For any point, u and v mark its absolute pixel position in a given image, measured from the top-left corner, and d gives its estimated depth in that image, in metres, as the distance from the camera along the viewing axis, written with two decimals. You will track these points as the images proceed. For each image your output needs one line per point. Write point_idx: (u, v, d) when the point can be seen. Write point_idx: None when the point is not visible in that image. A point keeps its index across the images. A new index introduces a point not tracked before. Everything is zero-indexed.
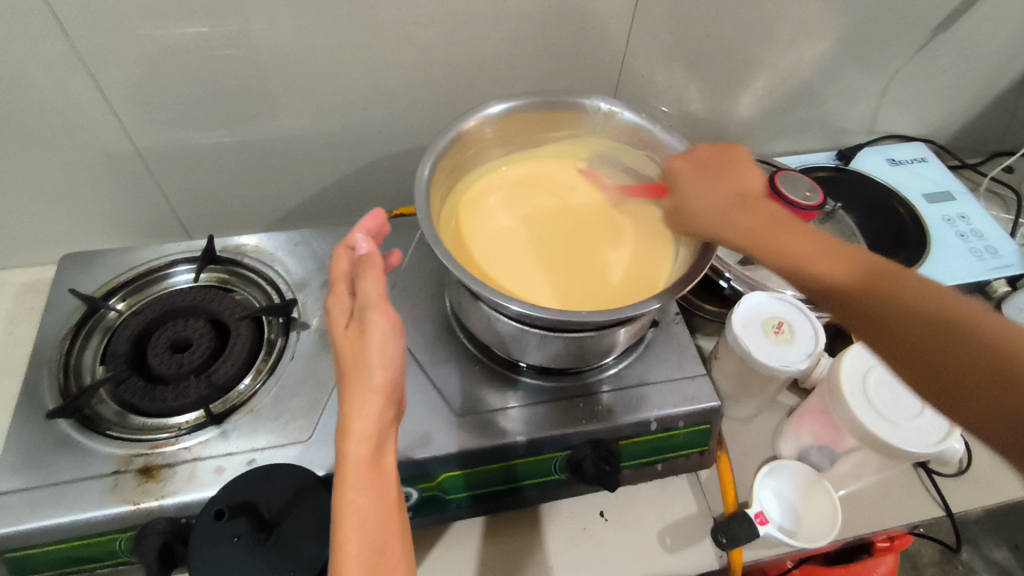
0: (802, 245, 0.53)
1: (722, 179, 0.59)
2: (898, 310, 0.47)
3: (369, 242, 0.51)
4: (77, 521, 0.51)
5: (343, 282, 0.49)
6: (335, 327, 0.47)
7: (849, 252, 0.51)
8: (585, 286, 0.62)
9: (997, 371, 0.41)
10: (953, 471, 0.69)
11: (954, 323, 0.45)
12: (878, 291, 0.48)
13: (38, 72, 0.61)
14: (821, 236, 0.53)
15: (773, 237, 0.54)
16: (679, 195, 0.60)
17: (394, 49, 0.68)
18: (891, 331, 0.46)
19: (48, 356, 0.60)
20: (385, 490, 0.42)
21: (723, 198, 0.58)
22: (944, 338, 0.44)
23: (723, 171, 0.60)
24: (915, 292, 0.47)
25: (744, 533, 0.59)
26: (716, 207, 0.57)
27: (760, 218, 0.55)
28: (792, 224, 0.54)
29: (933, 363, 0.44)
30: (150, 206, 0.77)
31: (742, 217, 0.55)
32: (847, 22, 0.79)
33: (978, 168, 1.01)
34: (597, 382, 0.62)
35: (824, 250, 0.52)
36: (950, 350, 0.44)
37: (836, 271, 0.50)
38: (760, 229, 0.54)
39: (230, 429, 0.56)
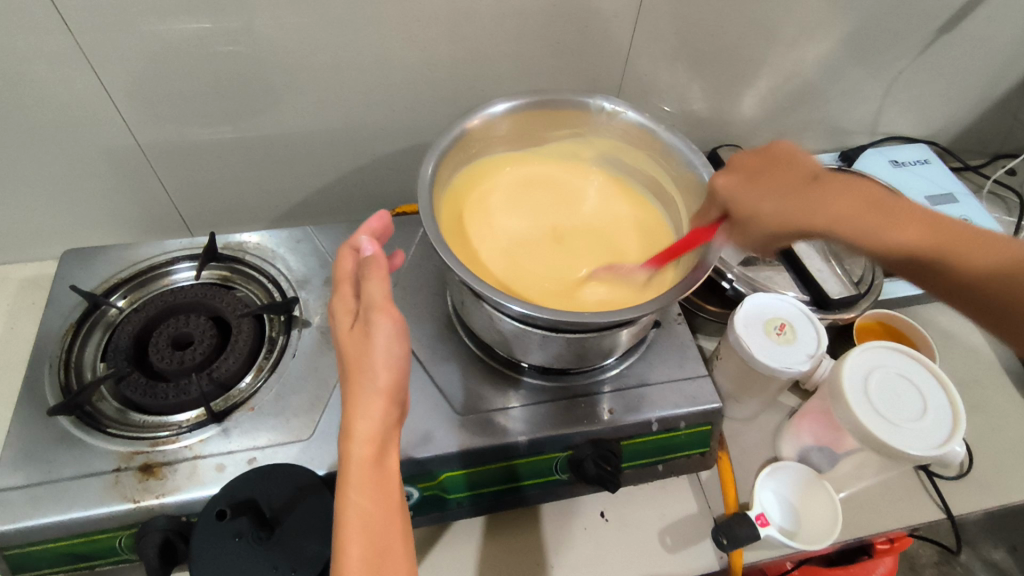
0: (877, 216, 0.52)
1: (780, 170, 0.55)
2: (993, 275, 0.50)
3: (373, 242, 0.50)
4: (77, 518, 0.51)
5: (348, 281, 0.49)
6: (339, 327, 0.47)
7: (894, 209, 0.53)
8: (587, 289, 0.62)
9: (1001, 284, 0.49)
10: (954, 473, 0.69)
11: (1004, 278, 0.49)
12: (936, 255, 0.51)
13: (41, 67, 0.61)
14: (904, 215, 0.53)
15: (877, 220, 0.52)
16: (743, 195, 0.54)
17: (398, 47, 0.67)
18: (990, 294, 0.50)
19: (48, 353, 0.60)
20: (388, 492, 0.42)
21: (783, 189, 0.54)
22: (943, 269, 0.51)
23: (769, 166, 0.56)
24: (980, 257, 0.50)
25: (746, 533, 0.59)
26: (801, 198, 0.53)
27: (830, 205, 0.53)
28: (866, 194, 0.53)
29: (965, 296, 0.52)
30: (151, 202, 0.77)
31: (833, 201, 0.53)
32: (852, 22, 0.79)
33: (980, 170, 1.01)
34: (598, 382, 0.62)
35: (918, 226, 0.52)
36: (1009, 306, 0.49)
37: (849, 209, 0.52)
38: (836, 208, 0.52)
39: (231, 426, 0.56)
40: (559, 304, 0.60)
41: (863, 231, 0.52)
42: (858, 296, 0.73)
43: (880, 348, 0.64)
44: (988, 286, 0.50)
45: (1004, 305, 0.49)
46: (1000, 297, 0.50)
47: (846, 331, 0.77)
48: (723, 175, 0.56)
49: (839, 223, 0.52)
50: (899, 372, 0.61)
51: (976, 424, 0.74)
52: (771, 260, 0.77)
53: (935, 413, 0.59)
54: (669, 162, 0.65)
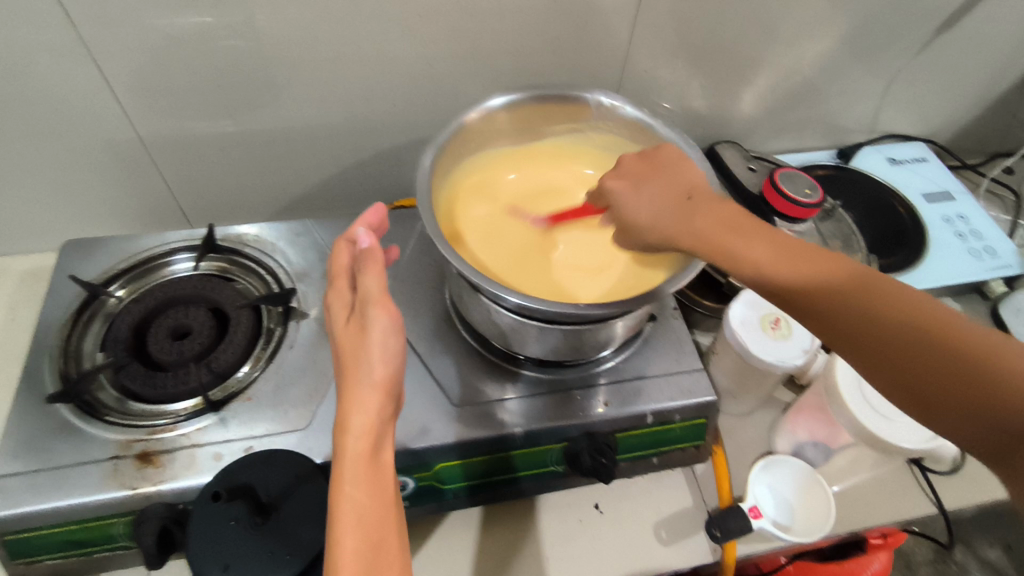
0: (753, 239, 0.48)
1: (669, 174, 0.54)
2: (905, 335, 0.41)
3: (370, 236, 0.51)
4: (76, 505, 0.51)
5: (344, 275, 0.49)
6: (336, 321, 0.47)
7: (808, 251, 0.47)
8: (584, 281, 0.62)
9: (998, 378, 0.38)
10: (948, 469, 0.70)
11: (967, 354, 0.39)
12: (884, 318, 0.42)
13: (42, 59, 0.61)
14: (767, 236, 0.48)
15: (788, 264, 0.46)
16: (632, 203, 0.54)
17: (397, 41, 0.68)
18: (903, 359, 0.41)
19: (48, 342, 0.61)
20: (383, 485, 0.43)
21: (665, 205, 0.53)
22: (931, 342, 0.41)
23: (659, 172, 0.55)
24: (950, 339, 0.40)
25: (739, 526, 0.59)
26: (672, 212, 0.52)
27: (690, 222, 0.51)
28: (731, 215, 0.50)
29: (889, 363, 0.42)
30: (151, 194, 0.77)
31: (702, 220, 0.50)
32: (851, 20, 0.79)
33: (978, 169, 1.02)
34: (594, 375, 0.62)
35: (811, 273, 0.46)
36: (945, 377, 0.40)
37: (751, 245, 0.48)
38: (705, 228, 0.50)
39: (229, 416, 0.57)
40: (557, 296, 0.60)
41: (750, 254, 0.48)
42: None
43: None
44: (963, 361, 0.39)
45: (992, 383, 0.38)
46: (979, 368, 0.39)
47: None
48: (615, 178, 0.57)
49: (712, 236, 0.49)
50: None
51: None
52: None
53: None
54: None
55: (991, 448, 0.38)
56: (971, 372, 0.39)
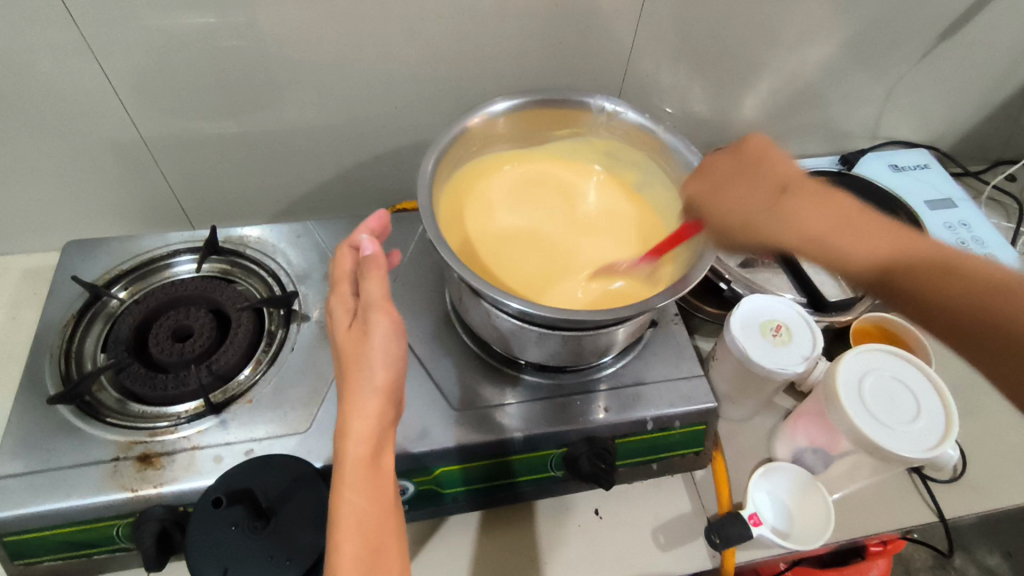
0: (812, 219, 0.55)
1: (723, 177, 0.58)
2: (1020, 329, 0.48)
3: (374, 243, 0.50)
4: (76, 506, 0.51)
5: (346, 280, 0.49)
6: (337, 325, 0.47)
7: (873, 229, 0.55)
8: (582, 287, 0.62)
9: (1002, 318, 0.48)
10: (947, 477, 0.70)
11: (1007, 315, 0.48)
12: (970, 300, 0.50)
13: (45, 59, 0.61)
14: (887, 229, 0.55)
15: (853, 237, 0.54)
16: (724, 195, 0.57)
17: (399, 43, 0.68)
18: (985, 321, 0.49)
19: (50, 342, 0.61)
20: (381, 492, 0.43)
21: (750, 193, 0.56)
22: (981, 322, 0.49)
23: (746, 167, 0.57)
24: (1013, 308, 0.48)
25: (738, 533, 0.59)
26: (772, 212, 0.55)
27: (806, 211, 0.55)
28: (836, 203, 0.55)
29: (989, 329, 0.49)
30: (153, 194, 0.77)
31: (802, 221, 0.55)
32: (853, 25, 0.80)
33: (980, 176, 1.02)
34: (594, 380, 0.63)
35: (901, 243, 0.54)
36: (1007, 353, 0.48)
37: (811, 219, 0.55)
38: (794, 211, 0.55)
39: (229, 418, 0.57)
40: (555, 303, 0.60)
41: (839, 242, 0.54)
42: (854, 299, 0.73)
43: (875, 351, 0.64)
44: (1002, 319, 0.49)
45: (1005, 330, 0.48)
46: (1000, 333, 0.49)
47: (843, 334, 0.78)
48: (692, 182, 0.59)
49: (762, 223, 0.55)
50: (893, 375, 0.62)
51: (972, 429, 0.74)
52: (769, 262, 0.77)
53: (926, 415, 0.59)
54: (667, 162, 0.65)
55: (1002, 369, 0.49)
56: (1021, 335, 0.48)
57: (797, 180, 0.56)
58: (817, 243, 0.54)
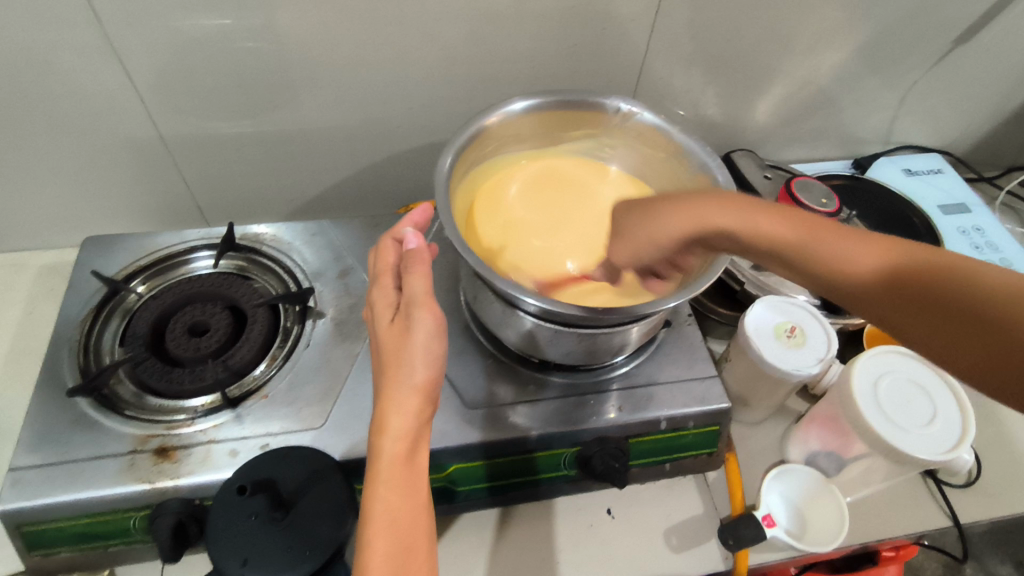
0: (731, 215, 0.50)
1: (650, 204, 0.56)
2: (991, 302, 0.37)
3: (417, 237, 0.51)
4: (93, 498, 0.52)
5: (390, 274, 0.50)
6: (379, 320, 0.48)
7: (811, 223, 0.47)
8: (601, 283, 0.63)
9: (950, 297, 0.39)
10: (962, 482, 0.69)
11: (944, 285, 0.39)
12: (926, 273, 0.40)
13: (68, 57, 0.62)
14: (844, 232, 0.45)
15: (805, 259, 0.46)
16: (631, 226, 0.57)
17: (417, 45, 0.68)
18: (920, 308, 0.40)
19: (68, 336, 0.61)
20: (416, 489, 0.44)
21: (667, 202, 0.54)
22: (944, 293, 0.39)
23: (654, 197, 0.57)
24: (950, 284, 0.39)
25: (751, 534, 0.59)
26: (717, 199, 0.51)
27: (713, 209, 0.51)
28: (793, 220, 0.48)
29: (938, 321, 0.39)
30: (171, 192, 0.78)
31: (724, 212, 0.50)
32: (868, 31, 0.80)
33: (994, 183, 1.01)
34: (607, 380, 0.63)
35: (798, 235, 0.47)
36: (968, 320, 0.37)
37: (768, 212, 0.49)
38: (706, 209, 0.51)
39: (245, 413, 0.57)
40: (574, 300, 0.61)
41: (795, 245, 0.47)
42: None
43: (892, 352, 0.64)
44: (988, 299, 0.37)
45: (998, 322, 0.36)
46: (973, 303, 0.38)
47: (855, 337, 0.77)
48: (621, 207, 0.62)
49: (695, 222, 0.51)
50: (909, 378, 0.61)
51: (987, 435, 0.74)
52: None
53: (943, 417, 0.59)
54: (683, 163, 0.65)
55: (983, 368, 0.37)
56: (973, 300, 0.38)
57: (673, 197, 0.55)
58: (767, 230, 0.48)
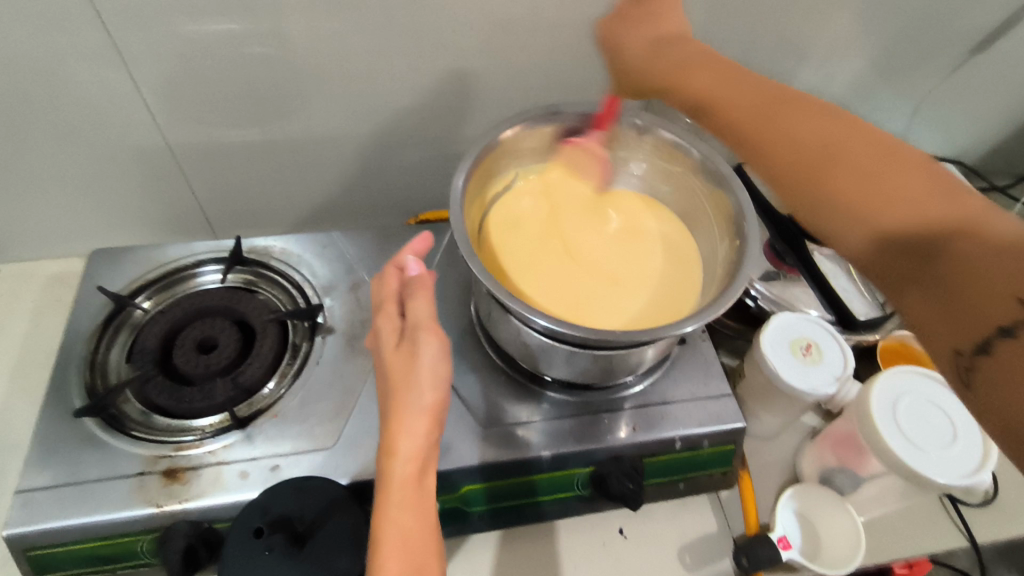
0: (729, 95, 0.48)
1: (699, 74, 0.51)
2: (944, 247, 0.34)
3: (419, 263, 0.52)
4: (102, 520, 0.51)
5: (393, 301, 0.50)
6: (384, 346, 0.47)
7: (780, 118, 0.45)
8: (621, 306, 0.62)
9: (951, 251, 0.34)
10: (978, 500, 0.69)
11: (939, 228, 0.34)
12: (921, 233, 0.35)
13: (75, 66, 0.61)
14: (821, 110, 0.44)
15: (757, 118, 0.45)
16: (630, 59, 0.57)
17: (428, 54, 0.67)
18: (958, 271, 0.33)
19: (75, 352, 0.60)
20: (426, 511, 0.43)
21: (696, 91, 0.51)
22: (933, 245, 0.34)
23: (650, 37, 0.56)
24: (895, 221, 0.36)
25: (767, 555, 0.58)
26: (706, 84, 0.50)
27: (699, 75, 0.51)
28: (727, 74, 0.50)
29: (894, 278, 0.36)
30: (177, 202, 0.77)
31: (700, 84, 0.51)
32: (884, 40, 0.78)
33: (1007, 192, 1.00)
34: (622, 398, 0.62)
35: (760, 112, 0.46)
36: (933, 287, 0.34)
37: (711, 84, 0.50)
38: (715, 88, 0.49)
39: (255, 432, 0.56)
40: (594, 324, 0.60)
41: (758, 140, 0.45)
42: (883, 317, 0.73)
43: (908, 371, 0.63)
44: (974, 252, 0.33)
45: (961, 270, 0.33)
46: (952, 245, 0.34)
47: (869, 352, 0.76)
48: (633, 56, 0.57)
49: (736, 118, 0.47)
50: (927, 398, 0.61)
51: None
52: (795, 277, 0.76)
53: (962, 439, 0.58)
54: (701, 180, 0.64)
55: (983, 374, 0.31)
56: (947, 253, 0.33)
57: (701, 91, 0.50)
58: (743, 131, 0.46)
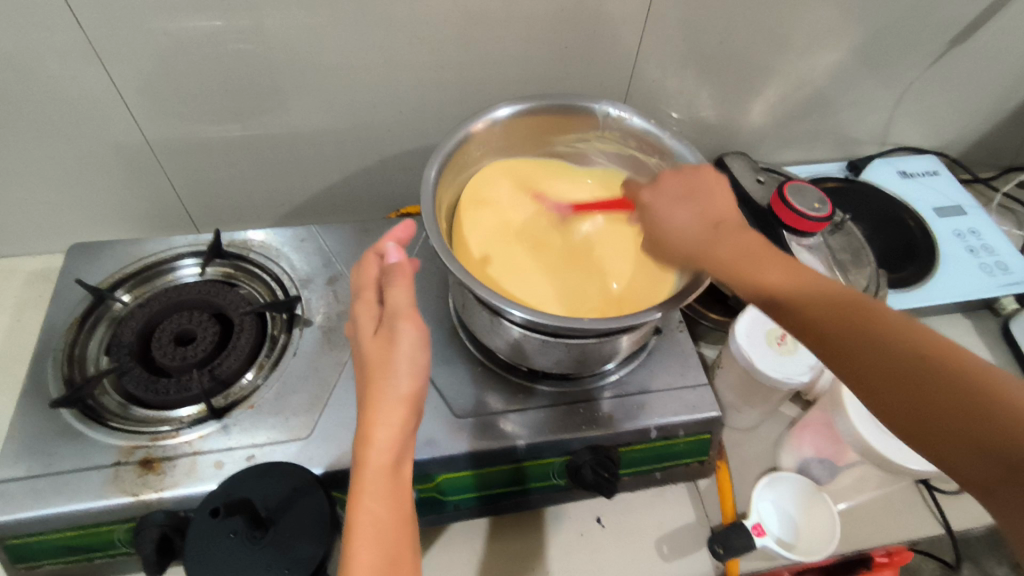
0: (725, 251, 0.51)
1: (705, 196, 0.55)
2: (922, 392, 0.38)
3: (399, 251, 0.51)
4: (76, 510, 0.51)
5: (372, 287, 0.49)
6: (363, 333, 0.47)
7: (765, 261, 0.49)
8: (584, 293, 0.62)
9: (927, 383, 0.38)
10: (956, 488, 0.69)
11: (934, 363, 0.38)
12: (858, 359, 0.41)
13: (51, 62, 0.62)
14: (764, 254, 0.50)
15: (745, 259, 0.49)
16: (649, 213, 0.57)
17: (405, 48, 0.68)
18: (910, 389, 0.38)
19: (53, 345, 0.61)
20: (401, 500, 0.44)
21: (698, 229, 0.53)
22: (924, 375, 0.38)
23: (693, 189, 0.56)
24: (948, 372, 0.38)
25: (742, 543, 0.59)
26: (716, 241, 0.52)
27: (671, 226, 0.54)
28: (698, 221, 0.54)
29: (879, 380, 0.40)
30: (158, 197, 0.77)
31: (724, 243, 0.51)
32: (863, 32, 0.79)
33: (991, 183, 1.00)
34: (599, 388, 0.62)
35: (742, 259, 0.50)
36: (915, 392, 0.38)
37: (686, 234, 0.53)
38: (671, 224, 0.55)
39: (231, 423, 0.57)
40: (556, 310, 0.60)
41: (731, 269, 0.49)
42: None
43: None
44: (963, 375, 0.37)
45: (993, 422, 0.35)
46: (980, 405, 0.36)
47: None
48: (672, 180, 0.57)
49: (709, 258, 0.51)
50: None
51: None
52: None
53: None
54: None
55: (993, 481, 0.34)
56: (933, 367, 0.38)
57: (732, 222, 0.54)
58: (714, 258, 0.51)
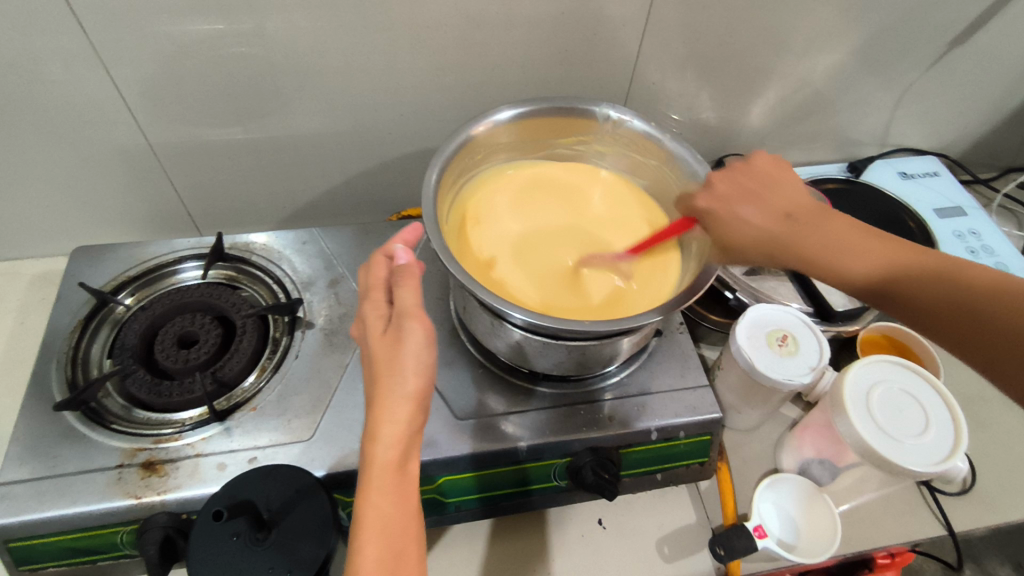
0: (816, 238, 0.53)
1: (759, 189, 0.56)
2: (1005, 330, 0.46)
3: (407, 253, 0.51)
4: (79, 512, 0.51)
5: (380, 288, 0.49)
6: (371, 331, 0.47)
7: (842, 230, 0.54)
8: (578, 294, 0.62)
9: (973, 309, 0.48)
10: (956, 489, 0.69)
11: (975, 293, 0.48)
12: (922, 293, 0.50)
13: (55, 67, 0.62)
14: (882, 241, 0.53)
15: (836, 236, 0.53)
16: (712, 204, 0.56)
17: (406, 52, 0.68)
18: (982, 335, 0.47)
19: (56, 348, 0.61)
20: (407, 497, 0.44)
21: (778, 217, 0.54)
22: (955, 304, 0.49)
23: (750, 183, 0.57)
24: (951, 296, 0.49)
25: (743, 545, 0.59)
26: (789, 232, 0.54)
27: (753, 216, 0.55)
28: (767, 211, 0.55)
29: (967, 326, 0.48)
30: (161, 200, 0.78)
31: (807, 237, 0.53)
32: (863, 33, 0.79)
33: (991, 184, 1.01)
34: (599, 390, 0.62)
35: (791, 236, 0.53)
36: (947, 319, 0.49)
37: (764, 223, 0.54)
38: (728, 219, 0.55)
39: (233, 425, 0.57)
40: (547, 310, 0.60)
41: (819, 255, 0.53)
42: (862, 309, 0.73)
43: (882, 362, 0.63)
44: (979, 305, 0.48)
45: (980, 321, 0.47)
46: (983, 314, 0.47)
47: (850, 343, 0.77)
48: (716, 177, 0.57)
49: (802, 245, 0.53)
50: (902, 388, 0.61)
51: (982, 441, 0.73)
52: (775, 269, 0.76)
53: (937, 427, 0.59)
54: (675, 171, 0.64)
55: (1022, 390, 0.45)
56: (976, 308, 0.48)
57: (812, 210, 0.55)
58: (808, 250, 0.53)
